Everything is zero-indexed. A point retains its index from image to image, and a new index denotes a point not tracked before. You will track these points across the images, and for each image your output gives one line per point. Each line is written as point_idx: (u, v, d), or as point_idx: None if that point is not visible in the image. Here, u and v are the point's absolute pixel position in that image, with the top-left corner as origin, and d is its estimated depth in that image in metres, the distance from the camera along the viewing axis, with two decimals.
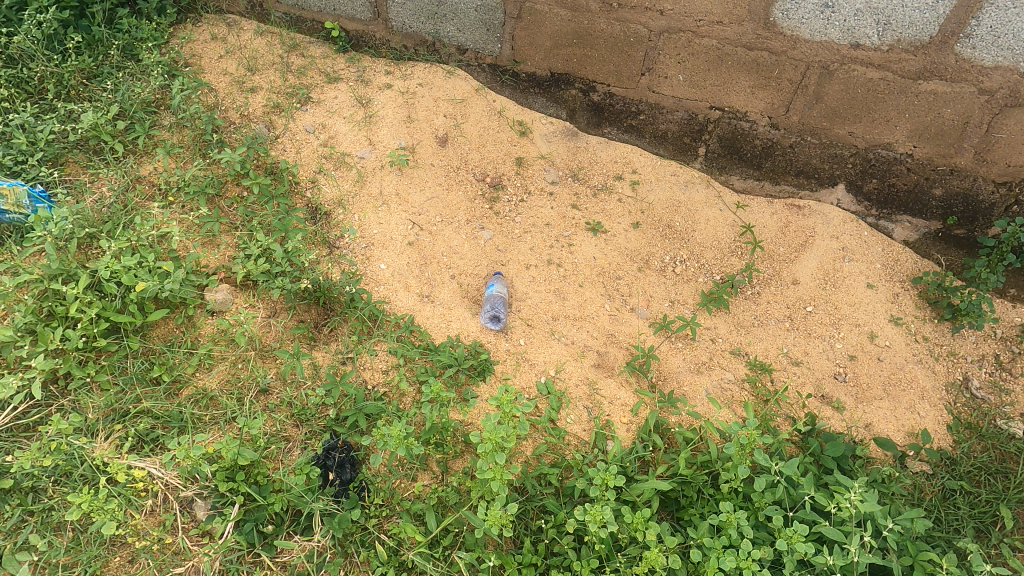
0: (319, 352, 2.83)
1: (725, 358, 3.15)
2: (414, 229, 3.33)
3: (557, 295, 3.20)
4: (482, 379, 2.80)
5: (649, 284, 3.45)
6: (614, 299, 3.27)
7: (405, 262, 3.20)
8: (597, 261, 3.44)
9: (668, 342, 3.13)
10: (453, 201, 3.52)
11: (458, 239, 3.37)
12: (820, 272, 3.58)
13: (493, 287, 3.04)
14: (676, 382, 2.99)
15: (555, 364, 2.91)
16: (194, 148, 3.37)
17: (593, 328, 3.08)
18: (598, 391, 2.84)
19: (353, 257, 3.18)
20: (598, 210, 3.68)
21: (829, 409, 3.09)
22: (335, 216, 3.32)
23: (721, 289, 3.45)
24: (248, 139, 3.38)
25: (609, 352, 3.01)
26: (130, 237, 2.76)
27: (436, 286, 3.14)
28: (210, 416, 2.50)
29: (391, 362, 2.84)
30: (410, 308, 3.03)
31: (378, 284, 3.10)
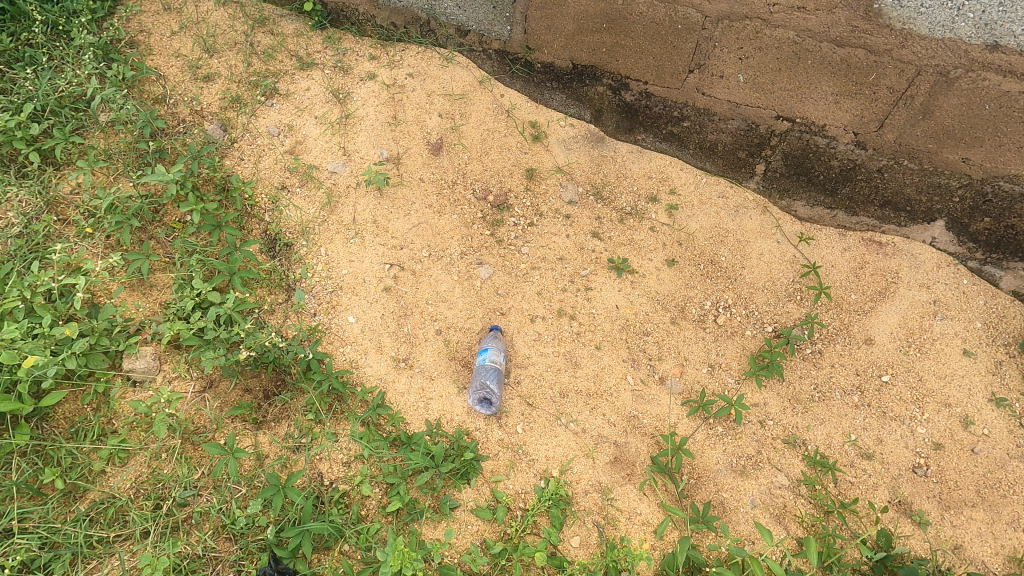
0: (265, 436, 2.28)
1: (777, 450, 2.50)
2: (393, 268, 2.68)
3: (568, 361, 2.55)
4: (466, 482, 2.21)
5: (684, 341, 2.78)
6: (640, 366, 2.60)
7: (379, 313, 2.57)
8: (621, 311, 2.77)
9: (705, 428, 2.48)
10: (444, 228, 2.84)
11: (448, 282, 2.71)
12: (902, 330, 2.84)
13: (486, 356, 2.40)
14: (713, 485, 2.36)
15: (560, 461, 2.30)
16: (126, 159, 2.72)
17: (611, 410, 2.44)
18: (613, 501, 2.23)
19: (316, 305, 2.57)
20: (625, 241, 2.96)
21: (909, 524, 2.45)
22: (297, 249, 2.69)
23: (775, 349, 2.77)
24: (192, 149, 2.71)
25: (630, 444, 2.38)
26: (24, 289, 2.18)
27: (417, 346, 2.52)
28: (114, 532, 2.01)
29: (354, 453, 2.27)
30: (381, 378, 2.43)
31: (343, 343, 2.50)
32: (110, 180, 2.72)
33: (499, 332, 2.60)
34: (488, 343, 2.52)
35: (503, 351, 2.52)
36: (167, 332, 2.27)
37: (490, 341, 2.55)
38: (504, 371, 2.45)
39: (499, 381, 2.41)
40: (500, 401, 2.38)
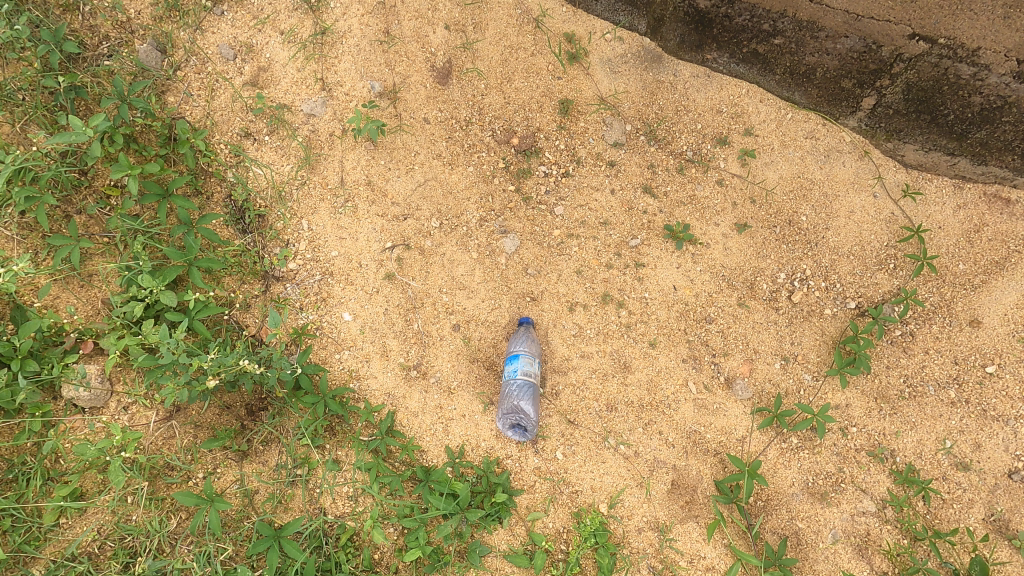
0: (253, 468, 1.90)
1: (860, 466, 2.11)
2: (396, 247, 2.12)
3: (616, 363, 2.08)
4: (498, 523, 1.86)
5: (753, 328, 2.28)
6: (702, 367, 2.13)
7: (380, 308, 2.05)
8: (679, 294, 2.24)
9: (779, 444, 2.08)
10: (457, 186, 2.22)
11: (465, 262, 2.16)
12: (1018, 312, 2.29)
13: (516, 371, 1.92)
14: (785, 512, 2.00)
15: (608, 493, 1.92)
16: (31, 99, 1.96)
17: (668, 427, 2.02)
18: (673, 542, 1.90)
19: (301, 297, 2.04)
20: (685, 198, 2.35)
21: (1008, 548, 2.13)
22: (272, 221, 2.11)
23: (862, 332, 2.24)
24: (117, 87, 1.92)
25: (690, 467, 1.99)
26: None
27: (430, 349, 2.04)
28: None
29: (361, 486, 1.89)
30: (389, 392, 1.99)
31: (339, 346, 2.01)
32: (17, 131, 1.97)
33: (530, 327, 2.09)
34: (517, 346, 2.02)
35: (536, 355, 2.02)
36: (113, 352, 1.77)
37: (520, 342, 2.04)
38: (539, 383, 1.98)
39: (532, 398, 1.95)
40: (536, 422, 1.94)
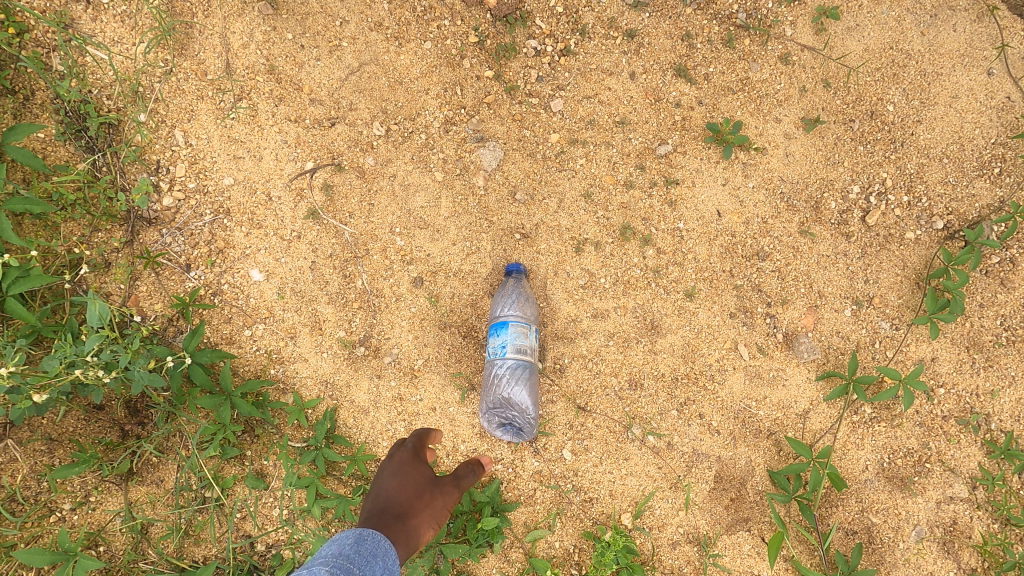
0: (144, 494, 1.37)
1: (948, 438, 1.64)
2: (322, 170, 1.44)
3: (640, 323, 1.53)
4: (488, 548, 1.40)
5: (817, 264, 1.70)
6: (755, 323, 1.58)
7: (306, 260, 1.43)
8: (724, 221, 1.63)
9: (851, 419, 1.59)
10: (408, 71, 1.50)
11: (426, 188, 1.50)
12: None
13: (502, 348, 1.36)
14: (854, 505, 1.56)
15: (632, 499, 1.45)
16: None
17: (711, 408, 1.50)
18: (717, 559, 1.45)
19: (186, 250, 1.39)
20: (734, 82, 1.66)
21: None
22: (128, 133, 1.37)
23: (955, 262, 1.64)
24: None
25: (739, 457, 1.50)
26: None
27: (382, 315, 1.45)
28: None
29: (299, 509, 1.39)
30: (328, 380, 1.42)
31: (248, 318, 1.40)
32: None
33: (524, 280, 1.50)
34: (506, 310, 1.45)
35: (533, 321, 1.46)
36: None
37: (510, 303, 1.47)
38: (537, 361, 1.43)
39: (527, 383, 1.42)
40: (532, 417, 1.43)
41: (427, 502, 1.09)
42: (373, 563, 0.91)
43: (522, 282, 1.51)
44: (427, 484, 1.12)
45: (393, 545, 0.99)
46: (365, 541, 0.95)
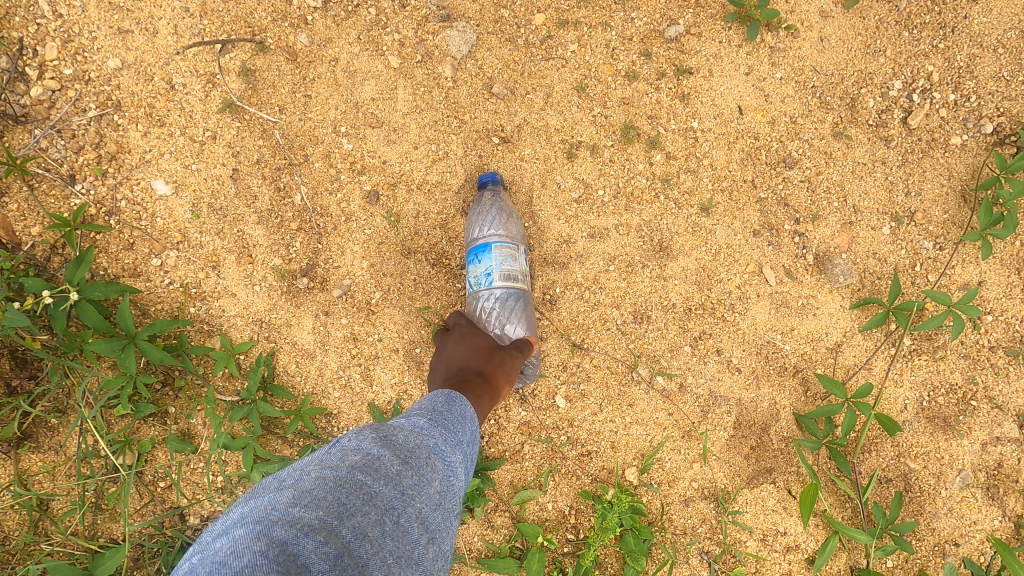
0: (41, 462, 1.11)
1: (997, 372, 1.38)
2: (240, 51, 1.12)
3: (646, 245, 1.26)
4: (468, 513, 1.17)
5: (855, 172, 1.43)
6: (783, 242, 1.32)
7: (226, 169, 1.13)
8: (746, 120, 1.34)
9: (890, 352, 1.36)
10: None
11: (377, 78, 1.19)
12: None
13: (488, 278, 1.09)
14: (889, 449, 1.35)
15: (637, 451, 1.23)
16: None
17: (731, 343, 1.26)
18: (737, 517, 1.23)
19: (68, 156, 1.08)
20: None
21: None
22: None
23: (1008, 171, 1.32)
24: None
25: (761, 400, 1.27)
26: None
27: (329, 239, 1.17)
28: None
29: (236, 474, 1.14)
30: (264, 319, 1.15)
31: (155, 243, 1.11)
32: None
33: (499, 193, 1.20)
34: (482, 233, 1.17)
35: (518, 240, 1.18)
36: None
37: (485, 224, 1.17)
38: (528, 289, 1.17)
39: (522, 316, 1.18)
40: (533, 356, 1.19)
41: (496, 365, 1.02)
42: (467, 425, 0.80)
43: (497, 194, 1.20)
44: (494, 348, 1.05)
45: (477, 399, 0.91)
46: (457, 399, 0.84)
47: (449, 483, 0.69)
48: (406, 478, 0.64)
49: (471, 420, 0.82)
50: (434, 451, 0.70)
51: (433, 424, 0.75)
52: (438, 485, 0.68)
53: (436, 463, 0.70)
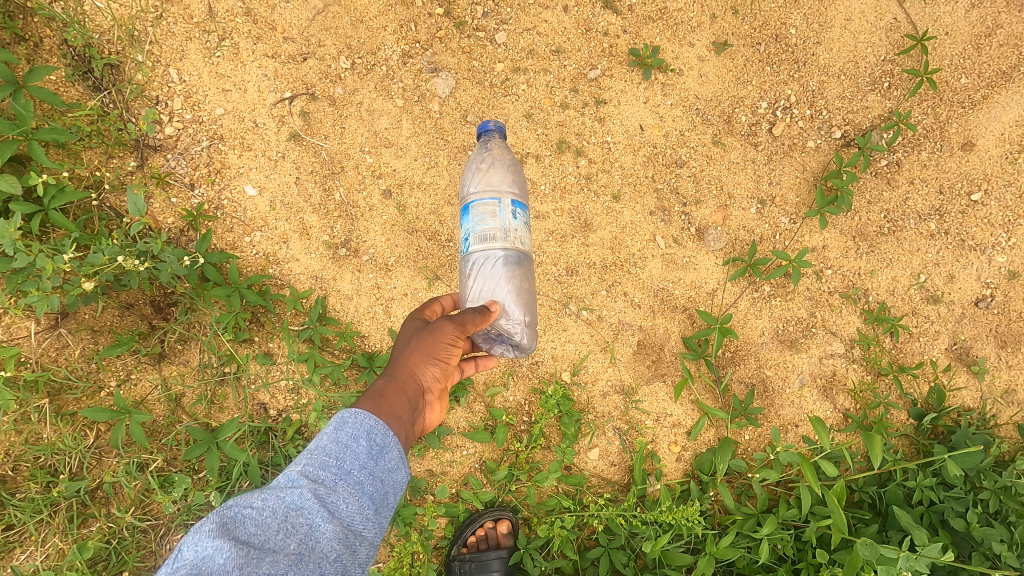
0: (173, 372, 1.68)
1: (832, 308, 2.01)
2: (298, 98, 1.70)
3: (575, 222, 1.84)
4: (456, 402, 1.74)
5: (728, 169, 2.00)
6: (672, 219, 1.90)
7: (290, 176, 1.70)
8: (646, 134, 1.92)
9: (751, 293, 1.93)
10: (367, 11, 1.73)
11: (389, 113, 1.76)
12: (1016, 130, 2.11)
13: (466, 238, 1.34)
14: (753, 363, 1.91)
15: (570, 361, 1.80)
16: None
17: (634, 287, 1.84)
18: (638, 403, 1.80)
19: (188, 171, 1.66)
20: (654, 12, 1.91)
21: (964, 373, 2.13)
22: (129, 74, 1.63)
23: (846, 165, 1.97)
24: None
25: (657, 326, 1.85)
26: None
27: (359, 222, 1.74)
28: (3, 528, 1.51)
29: (301, 378, 1.71)
30: (317, 276, 1.72)
31: (245, 224, 1.69)
32: None
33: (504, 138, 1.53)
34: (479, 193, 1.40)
35: (509, 197, 1.38)
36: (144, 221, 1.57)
37: (479, 177, 1.52)
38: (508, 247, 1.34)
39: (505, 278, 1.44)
40: (515, 331, 1.49)
41: (417, 349, 1.22)
42: (347, 461, 0.89)
43: (491, 148, 1.52)
44: (416, 338, 1.26)
45: (395, 389, 1.10)
46: (350, 422, 0.95)
47: (308, 536, 0.80)
48: (248, 554, 0.75)
49: (353, 452, 0.91)
50: (295, 509, 0.81)
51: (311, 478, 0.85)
52: (296, 543, 0.79)
53: (295, 523, 0.81)
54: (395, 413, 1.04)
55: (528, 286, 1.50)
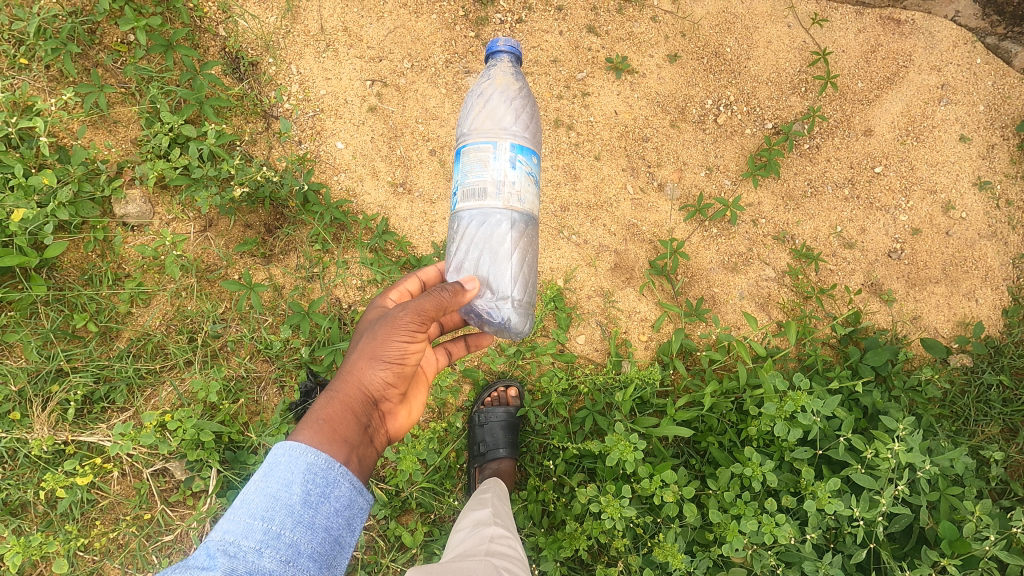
0: (278, 269, 2.33)
1: (766, 246, 2.66)
2: (375, 85, 2.47)
3: (567, 174, 2.59)
4: None
5: (682, 145, 2.67)
6: (639, 174, 2.62)
7: (367, 137, 2.45)
8: (619, 117, 2.64)
9: (701, 231, 2.61)
10: (423, 31, 2.52)
11: (436, 96, 2.50)
12: (904, 119, 2.76)
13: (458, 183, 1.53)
14: (704, 283, 2.59)
15: (563, 272, 2.52)
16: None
17: (610, 220, 2.57)
18: (614, 304, 2.51)
19: (300, 134, 2.43)
20: (624, 35, 2.67)
21: (877, 302, 2.70)
22: (265, 69, 2.43)
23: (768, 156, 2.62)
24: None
25: (628, 251, 2.56)
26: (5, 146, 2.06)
27: (412, 170, 2.45)
28: (160, 364, 2.16)
29: (368, 278, 2.34)
30: (382, 205, 2.42)
31: (336, 171, 2.42)
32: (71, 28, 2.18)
33: (517, 62, 1.85)
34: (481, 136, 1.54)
35: (502, 151, 1.50)
36: (287, 135, 2.37)
37: (489, 114, 1.86)
38: (494, 195, 1.49)
39: (503, 230, 1.71)
40: (500, 297, 1.73)
41: (367, 355, 1.44)
42: (267, 527, 1.11)
43: (499, 72, 1.85)
44: (369, 339, 1.46)
45: (339, 405, 1.36)
46: (270, 481, 1.16)
47: None
48: None
49: (272, 517, 1.12)
50: None
51: (230, 551, 1.06)
52: None
53: None
54: (335, 435, 1.30)
55: (523, 243, 1.76)
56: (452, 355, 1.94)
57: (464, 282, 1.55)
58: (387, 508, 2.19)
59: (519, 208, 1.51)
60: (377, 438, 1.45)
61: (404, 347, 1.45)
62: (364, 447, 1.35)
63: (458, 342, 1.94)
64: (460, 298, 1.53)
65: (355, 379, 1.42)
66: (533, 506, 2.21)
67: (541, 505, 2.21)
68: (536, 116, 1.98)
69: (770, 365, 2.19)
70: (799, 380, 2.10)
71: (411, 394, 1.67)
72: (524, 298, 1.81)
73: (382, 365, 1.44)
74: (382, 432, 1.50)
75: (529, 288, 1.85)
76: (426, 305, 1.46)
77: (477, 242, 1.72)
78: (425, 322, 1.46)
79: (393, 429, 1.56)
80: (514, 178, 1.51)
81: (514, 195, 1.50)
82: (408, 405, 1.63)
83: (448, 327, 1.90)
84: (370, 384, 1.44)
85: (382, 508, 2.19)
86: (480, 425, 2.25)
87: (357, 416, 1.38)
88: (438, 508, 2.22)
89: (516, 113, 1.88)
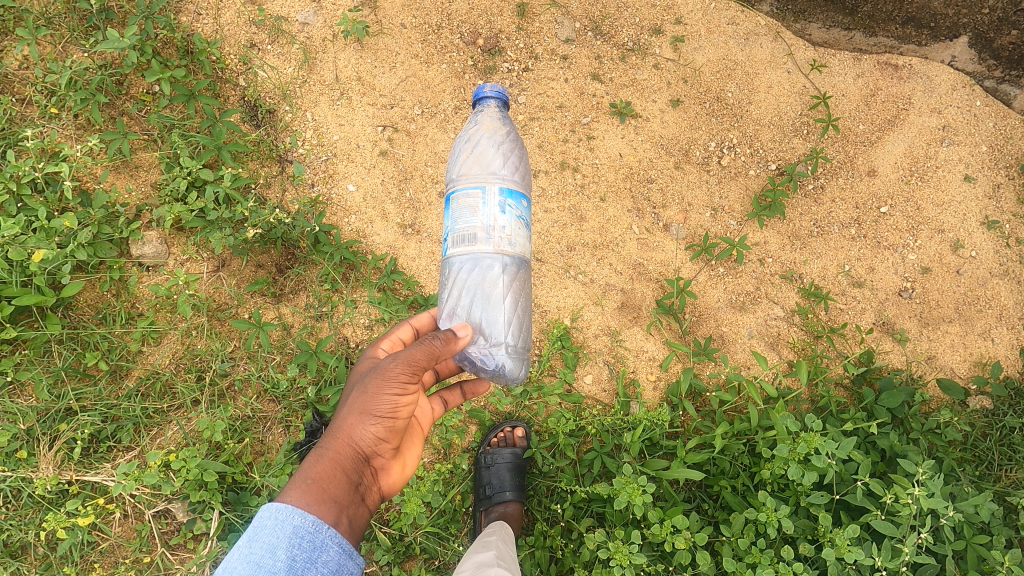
0: (287, 308, 2.36)
1: (774, 285, 2.65)
2: (386, 130, 2.56)
3: (573, 215, 2.63)
4: None
5: (687, 186, 2.71)
6: (644, 215, 2.65)
7: (378, 179, 2.52)
8: (624, 160, 2.70)
9: (707, 270, 2.62)
10: (434, 80, 2.63)
11: (445, 141, 2.58)
12: (907, 160, 2.79)
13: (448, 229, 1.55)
14: (712, 322, 2.58)
15: (570, 311, 2.53)
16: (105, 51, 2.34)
17: (616, 259, 2.59)
18: (622, 343, 2.50)
19: (313, 177, 2.50)
20: (627, 82, 2.76)
21: (890, 341, 2.66)
22: (282, 116, 2.53)
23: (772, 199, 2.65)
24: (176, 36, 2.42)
25: (635, 290, 2.57)
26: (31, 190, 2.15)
27: (421, 212, 2.50)
28: (167, 404, 2.17)
29: (376, 317, 2.36)
30: (391, 245, 2.46)
31: (347, 213, 2.48)
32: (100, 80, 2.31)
33: (503, 107, 1.89)
34: (470, 181, 1.57)
35: (490, 197, 1.54)
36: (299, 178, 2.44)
37: (478, 160, 1.91)
38: (483, 241, 1.51)
39: (495, 275, 1.72)
40: (494, 342, 1.74)
41: (357, 410, 1.40)
42: None
43: (486, 117, 1.90)
44: (359, 393, 1.43)
45: (329, 463, 1.35)
46: (253, 550, 1.17)
47: None
48: None
49: None
50: None
51: None
52: None
53: None
54: (323, 496, 1.29)
55: (517, 286, 1.76)
56: (447, 403, 1.95)
57: (456, 331, 1.50)
58: (390, 554, 2.13)
59: (509, 252, 1.54)
60: (369, 495, 1.44)
61: (394, 401, 1.41)
62: (353, 507, 1.34)
63: (453, 390, 1.95)
64: (452, 345, 1.48)
65: (345, 435, 1.39)
66: (540, 552, 2.14)
67: (548, 552, 2.14)
68: (523, 157, 2.04)
69: (781, 406, 2.14)
70: (810, 421, 2.04)
71: (406, 447, 1.65)
72: (518, 343, 1.82)
73: (373, 421, 1.40)
74: (375, 489, 1.48)
75: (525, 331, 1.85)
76: (416, 356, 1.41)
77: (467, 288, 1.73)
78: (416, 375, 1.42)
79: (387, 485, 1.54)
80: (504, 223, 1.54)
81: (504, 239, 1.52)
82: (402, 458, 1.61)
83: (443, 373, 1.93)
84: (361, 440, 1.41)
85: (385, 553, 2.13)
86: (486, 467, 2.21)
87: (348, 474, 1.36)
88: (443, 554, 2.16)
89: (504, 157, 1.94)
